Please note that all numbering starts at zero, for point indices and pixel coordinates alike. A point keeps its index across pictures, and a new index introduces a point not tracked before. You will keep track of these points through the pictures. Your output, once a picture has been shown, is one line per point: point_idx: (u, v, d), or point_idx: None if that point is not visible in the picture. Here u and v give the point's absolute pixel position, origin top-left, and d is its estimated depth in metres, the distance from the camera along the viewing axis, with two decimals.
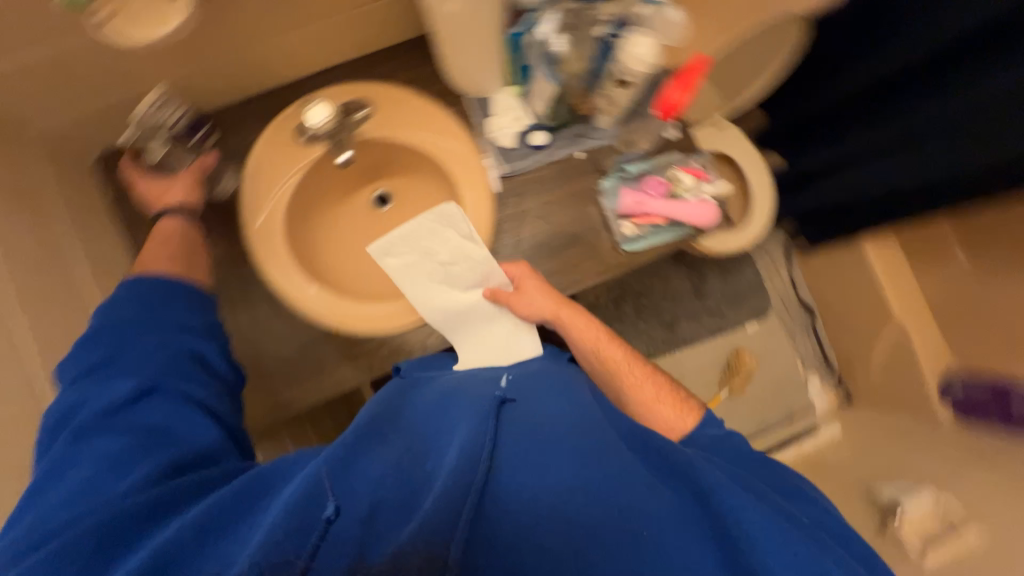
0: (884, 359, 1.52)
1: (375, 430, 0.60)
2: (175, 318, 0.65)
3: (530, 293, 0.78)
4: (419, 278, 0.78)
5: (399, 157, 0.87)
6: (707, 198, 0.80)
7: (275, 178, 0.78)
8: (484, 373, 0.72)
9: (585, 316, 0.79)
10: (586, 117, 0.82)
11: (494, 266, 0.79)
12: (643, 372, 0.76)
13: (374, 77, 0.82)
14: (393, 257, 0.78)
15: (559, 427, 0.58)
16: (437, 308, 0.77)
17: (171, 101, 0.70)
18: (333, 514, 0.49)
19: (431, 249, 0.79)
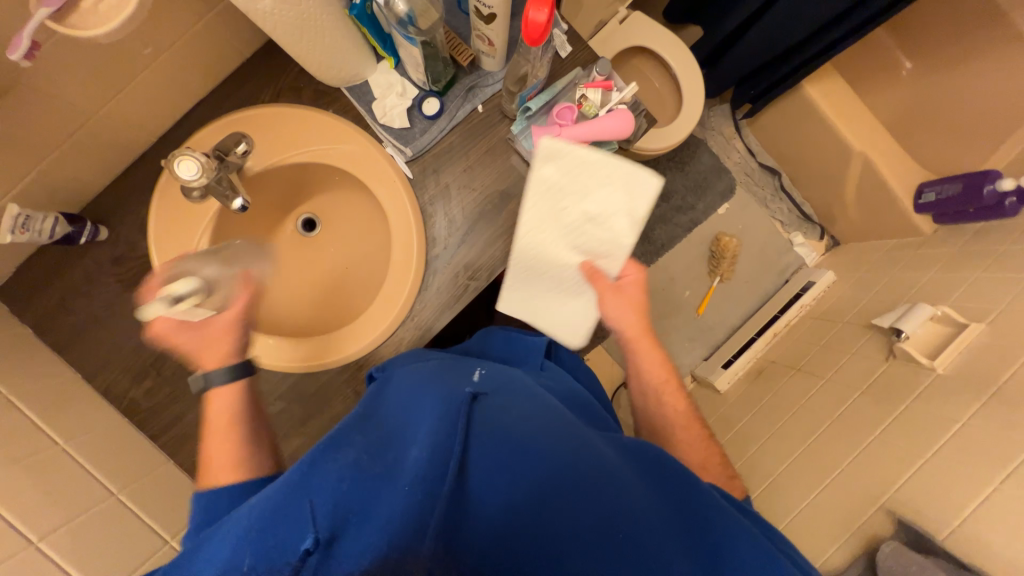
0: (856, 192, 1.50)
1: (343, 432, 0.57)
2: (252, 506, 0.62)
3: (626, 300, 0.78)
4: (555, 205, 0.70)
5: (303, 178, 0.81)
6: (617, 108, 0.73)
7: (184, 245, 0.74)
8: (447, 365, 0.71)
9: (658, 356, 0.84)
10: (472, 65, 0.76)
11: (619, 258, 0.73)
12: (695, 432, 0.81)
13: (240, 102, 0.75)
14: (550, 165, 0.68)
15: (534, 425, 0.59)
16: (536, 249, 0.72)
17: (35, 216, 0.64)
18: (312, 547, 0.46)
19: (586, 187, 0.70)
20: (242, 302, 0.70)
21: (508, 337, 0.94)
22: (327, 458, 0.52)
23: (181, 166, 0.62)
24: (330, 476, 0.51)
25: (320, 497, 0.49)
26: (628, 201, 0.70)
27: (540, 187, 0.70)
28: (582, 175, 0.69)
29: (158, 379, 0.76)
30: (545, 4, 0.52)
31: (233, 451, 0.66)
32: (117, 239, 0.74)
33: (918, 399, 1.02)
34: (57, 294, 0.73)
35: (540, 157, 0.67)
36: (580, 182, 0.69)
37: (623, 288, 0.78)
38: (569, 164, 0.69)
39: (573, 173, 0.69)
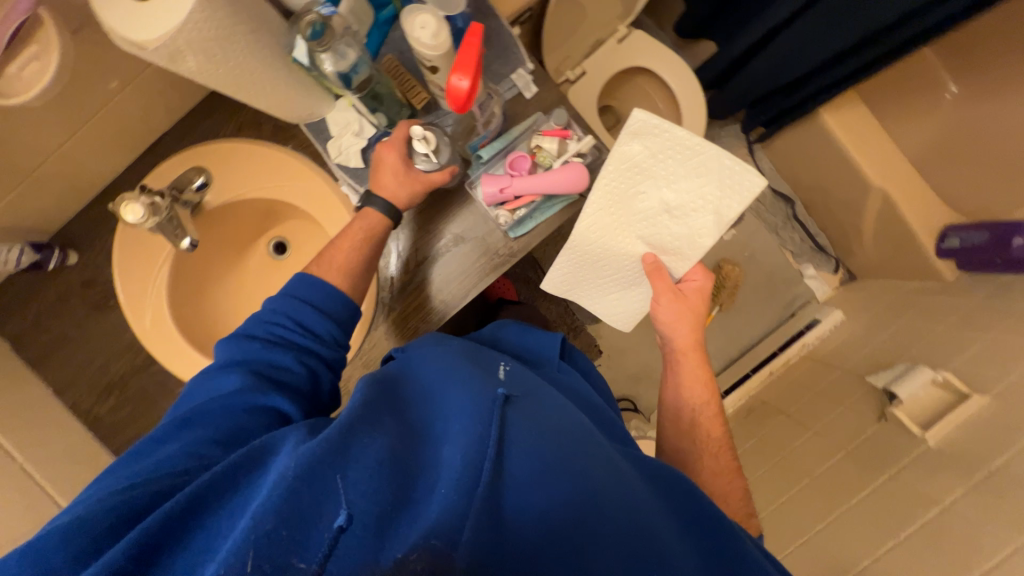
0: (874, 228, 1.39)
1: (372, 408, 0.47)
2: (313, 319, 0.63)
3: (684, 307, 0.75)
4: (632, 187, 0.71)
5: (265, 207, 0.82)
6: (573, 160, 0.70)
7: (143, 275, 0.76)
8: (469, 354, 0.64)
9: (706, 374, 0.76)
10: (429, 108, 0.74)
11: (691, 258, 0.73)
12: (725, 463, 0.71)
13: (203, 136, 0.78)
14: (637, 145, 0.70)
15: (574, 432, 0.52)
16: (597, 227, 0.72)
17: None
18: (346, 524, 0.37)
19: (669, 176, 0.71)
20: (442, 175, 0.70)
21: (522, 333, 0.88)
22: (359, 436, 0.43)
23: (127, 210, 0.65)
24: (363, 454, 0.42)
25: (354, 475, 0.40)
26: (717, 198, 0.70)
27: (622, 166, 0.71)
28: (670, 161, 0.70)
29: (123, 397, 0.80)
30: (466, 72, 0.50)
31: (348, 259, 0.67)
32: (86, 265, 0.78)
33: (901, 472, 0.95)
34: (32, 315, 0.78)
35: (626, 134, 0.70)
36: (665, 167, 0.70)
37: (682, 292, 0.75)
38: (659, 148, 0.70)
39: (660, 156, 0.70)
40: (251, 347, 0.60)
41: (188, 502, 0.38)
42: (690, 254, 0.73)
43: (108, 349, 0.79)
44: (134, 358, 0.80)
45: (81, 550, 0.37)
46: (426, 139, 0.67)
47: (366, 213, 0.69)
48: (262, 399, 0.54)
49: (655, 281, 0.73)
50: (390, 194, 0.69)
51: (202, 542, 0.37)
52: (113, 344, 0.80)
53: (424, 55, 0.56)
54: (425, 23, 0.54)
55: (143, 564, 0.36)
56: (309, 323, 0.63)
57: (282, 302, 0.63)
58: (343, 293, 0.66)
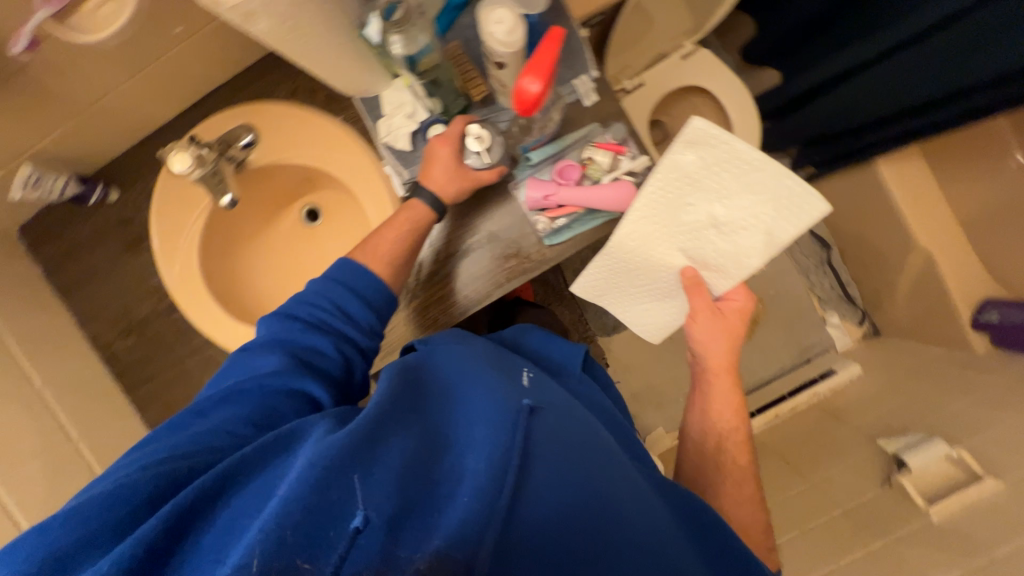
0: (910, 287, 1.35)
1: (396, 406, 0.48)
2: (351, 304, 0.64)
3: (721, 327, 0.73)
4: (680, 198, 0.67)
5: (305, 174, 0.82)
6: (624, 179, 0.69)
7: (180, 224, 0.77)
8: (495, 357, 0.64)
9: (735, 398, 0.75)
10: (485, 100, 0.73)
11: (733, 276, 0.70)
12: (748, 492, 0.70)
13: (255, 95, 0.77)
14: (691, 155, 0.65)
15: (596, 453, 0.51)
16: (638, 240, 0.69)
17: (48, 174, 0.69)
18: (363, 526, 0.37)
19: (722, 189, 0.66)
20: (494, 173, 0.69)
21: (546, 339, 0.88)
22: (381, 436, 0.43)
23: (175, 158, 0.65)
24: (384, 456, 0.42)
25: (373, 475, 0.40)
26: (772, 217, 0.66)
27: (672, 173, 0.66)
28: (724, 174, 0.65)
29: (142, 339, 0.82)
30: (540, 76, 0.49)
31: (390, 247, 0.67)
32: (124, 206, 0.79)
33: (897, 542, 0.93)
34: (66, 245, 0.80)
35: (680, 142, 0.64)
36: (719, 180, 0.66)
37: (721, 312, 0.73)
38: (714, 157, 0.65)
39: (714, 167, 0.65)
40: (291, 327, 0.60)
41: (219, 481, 0.40)
42: (733, 272, 0.70)
43: (134, 290, 0.81)
44: (158, 302, 0.81)
45: (121, 517, 0.39)
46: (481, 138, 0.67)
47: (412, 204, 0.69)
48: (297, 382, 0.56)
49: (693, 299, 0.71)
50: (437, 187, 0.68)
51: (230, 524, 0.38)
52: (138, 286, 0.81)
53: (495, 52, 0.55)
54: (501, 19, 0.52)
55: (175, 541, 0.37)
56: (349, 310, 0.63)
57: (325, 285, 0.63)
58: (384, 283, 0.67)
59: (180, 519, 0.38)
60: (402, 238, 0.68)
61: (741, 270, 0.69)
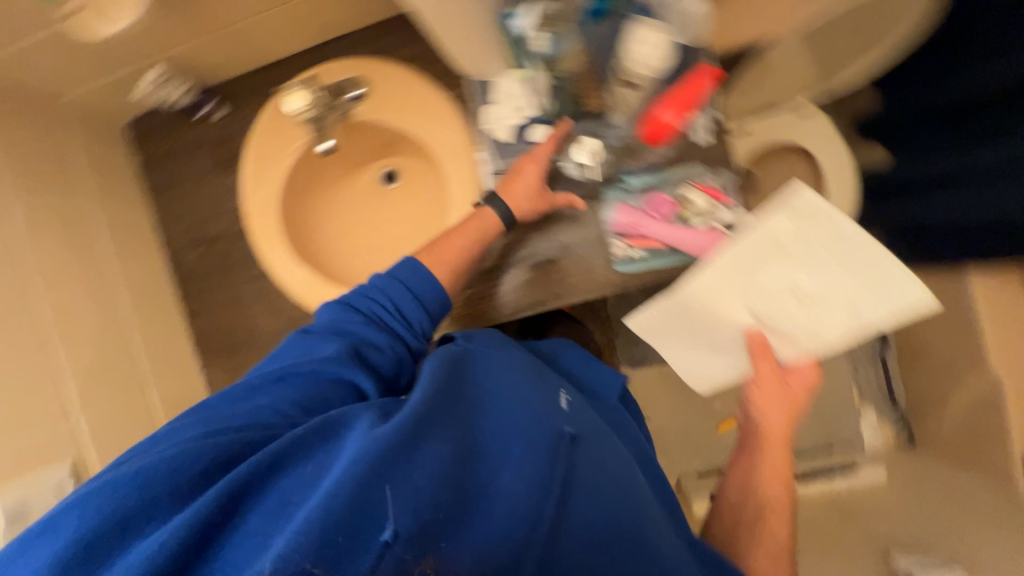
0: (963, 411, 1.26)
1: (434, 414, 0.49)
2: (407, 305, 0.64)
3: (782, 394, 0.70)
4: (763, 265, 0.63)
5: (397, 139, 0.83)
6: (718, 229, 0.67)
7: (270, 157, 0.79)
8: (537, 370, 0.63)
9: (785, 468, 0.71)
10: (598, 113, 0.71)
11: (806, 346, 0.67)
12: (780, 573, 0.65)
13: (372, 53, 0.79)
14: (787, 225, 0.60)
15: (614, 503, 0.53)
16: (711, 299, 0.66)
17: (174, 79, 0.74)
18: (391, 541, 0.39)
19: (813, 259, 0.61)
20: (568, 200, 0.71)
21: (587, 360, 0.87)
22: (420, 446, 0.45)
23: (294, 96, 0.68)
24: (419, 471, 0.44)
25: (405, 490, 0.42)
26: (864, 301, 0.60)
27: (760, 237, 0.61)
28: (820, 246, 0.60)
29: (207, 254, 0.85)
30: (677, 109, 0.66)
31: (456, 252, 0.68)
32: (225, 126, 0.83)
33: None
34: (165, 148, 0.84)
35: (775, 210, 0.60)
36: (812, 251, 0.60)
37: (787, 380, 0.70)
38: (813, 226, 0.59)
39: (809, 238, 0.60)
40: (349, 319, 0.61)
41: (267, 465, 0.43)
42: (809, 342, 0.66)
43: (213, 207, 0.84)
44: (230, 224, 0.84)
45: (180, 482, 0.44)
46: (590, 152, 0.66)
47: (484, 214, 0.69)
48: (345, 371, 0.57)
49: (757, 359, 0.68)
50: (514, 204, 0.69)
51: (278, 507, 0.42)
52: (217, 203, 0.84)
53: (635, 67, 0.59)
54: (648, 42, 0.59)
55: (228, 514, 0.41)
56: (408, 310, 0.64)
57: (386, 283, 0.64)
58: (441, 288, 0.66)
59: (232, 496, 0.41)
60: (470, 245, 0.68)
61: (811, 340, 0.66)
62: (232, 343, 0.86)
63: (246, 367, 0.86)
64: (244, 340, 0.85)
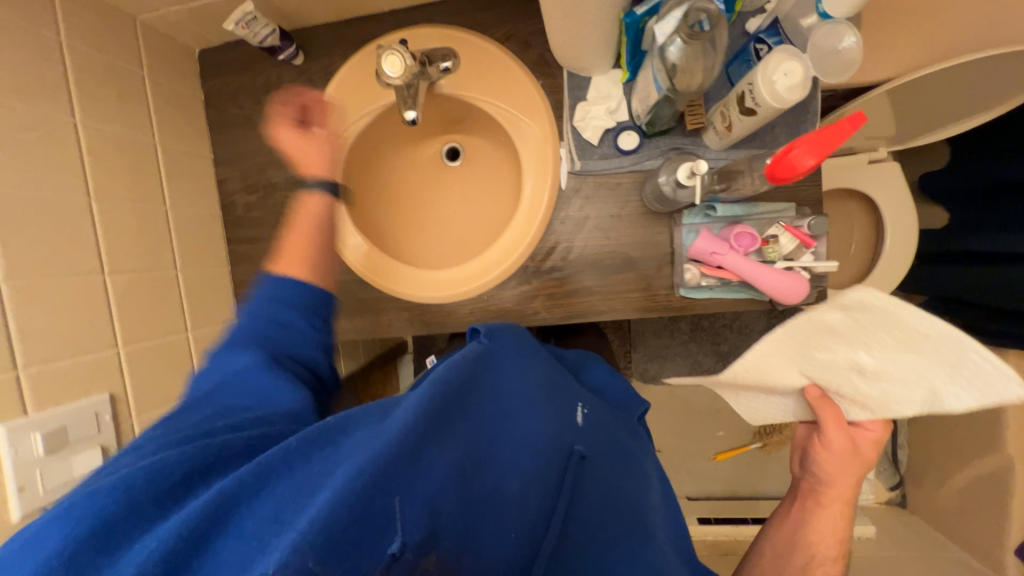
0: (966, 485, 1.27)
1: (447, 411, 0.46)
2: (285, 313, 0.60)
3: (853, 460, 0.63)
4: (809, 339, 0.51)
5: (475, 118, 0.79)
6: (798, 272, 0.64)
7: (348, 115, 0.75)
8: (549, 389, 0.64)
9: (842, 533, 0.64)
10: (693, 131, 0.68)
11: (880, 411, 0.55)
12: None
13: (469, 24, 0.74)
14: (839, 316, 0.46)
15: (618, 520, 0.52)
16: (759, 369, 0.55)
17: (261, 20, 0.69)
18: (400, 553, 0.33)
19: (874, 339, 0.47)
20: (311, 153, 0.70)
21: (612, 378, 0.87)
22: (430, 445, 0.41)
23: (388, 61, 0.64)
24: (430, 468, 0.40)
25: (412, 493, 0.37)
26: (945, 384, 0.45)
27: (796, 327, 0.49)
28: (878, 330, 0.46)
29: (263, 202, 0.82)
30: (818, 151, 0.45)
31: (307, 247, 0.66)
32: (301, 74, 0.79)
33: None
34: (235, 85, 0.80)
35: (830, 304, 0.45)
36: (872, 334, 0.47)
37: (855, 442, 0.62)
38: (867, 314, 0.45)
39: (862, 322, 0.46)
40: (250, 329, 0.59)
41: (256, 474, 0.38)
42: (878, 407, 0.55)
43: (275, 155, 0.81)
44: (291, 176, 0.82)
45: (151, 495, 0.38)
46: (692, 173, 0.62)
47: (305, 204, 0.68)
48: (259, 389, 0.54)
49: (822, 416, 0.59)
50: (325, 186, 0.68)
51: (267, 509, 0.35)
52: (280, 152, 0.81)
53: (764, 102, 0.52)
54: (791, 71, 0.49)
55: (210, 522, 0.34)
56: (280, 321, 0.60)
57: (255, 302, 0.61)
58: (308, 283, 0.63)
59: (216, 504, 0.35)
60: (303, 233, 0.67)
61: (892, 407, 0.53)
62: None
63: None
64: None
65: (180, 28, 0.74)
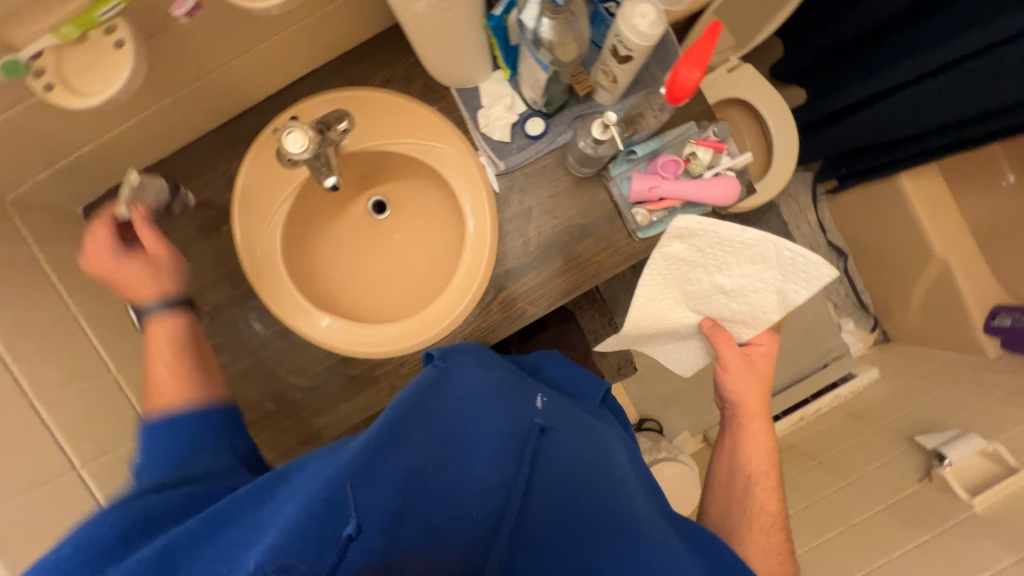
0: (924, 295, 1.44)
1: (406, 424, 0.52)
2: (211, 440, 0.58)
3: (751, 372, 0.75)
4: (683, 275, 0.68)
5: (389, 164, 0.81)
6: (724, 173, 0.71)
7: (268, 208, 0.74)
8: (511, 381, 0.70)
9: (767, 445, 0.76)
10: (585, 96, 0.74)
11: (759, 326, 0.72)
12: (776, 543, 0.70)
13: (348, 81, 0.76)
14: (680, 244, 0.65)
15: (585, 477, 0.57)
16: (653, 312, 0.70)
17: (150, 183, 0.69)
18: (355, 533, 0.41)
19: (723, 262, 0.66)
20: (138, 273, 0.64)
21: (571, 367, 0.89)
22: (387, 454, 0.48)
23: (289, 139, 0.63)
24: (389, 473, 0.47)
25: (370, 495, 0.44)
26: (777, 279, 0.66)
27: (661, 263, 0.66)
28: (719, 250, 0.65)
29: (213, 329, 0.78)
30: (698, 64, 0.51)
31: (182, 375, 0.63)
32: (203, 189, 0.76)
33: (947, 531, 0.97)
34: None
35: (669, 238, 0.64)
36: (718, 255, 0.66)
37: (749, 358, 0.75)
38: (700, 239, 0.64)
39: (706, 248, 0.65)
40: (158, 450, 0.55)
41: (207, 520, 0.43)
42: (754, 321, 0.71)
43: (207, 277, 0.77)
44: (231, 291, 0.78)
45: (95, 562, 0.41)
46: (605, 126, 0.67)
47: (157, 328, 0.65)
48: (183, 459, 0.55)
49: (719, 344, 0.73)
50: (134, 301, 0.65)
51: (225, 547, 0.41)
52: (211, 272, 0.77)
53: (632, 45, 0.58)
54: (646, 12, 0.55)
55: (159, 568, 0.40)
56: (210, 446, 0.57)
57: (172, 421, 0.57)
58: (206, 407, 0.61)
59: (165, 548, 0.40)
60: (173, 355, 0.64)
61: (761, 322, 0.71)
62: (263, 416, 0.79)
63: (283, 437, 0.80)
64: (277, 409, 0.79)
65: (53, 194, 0.69)
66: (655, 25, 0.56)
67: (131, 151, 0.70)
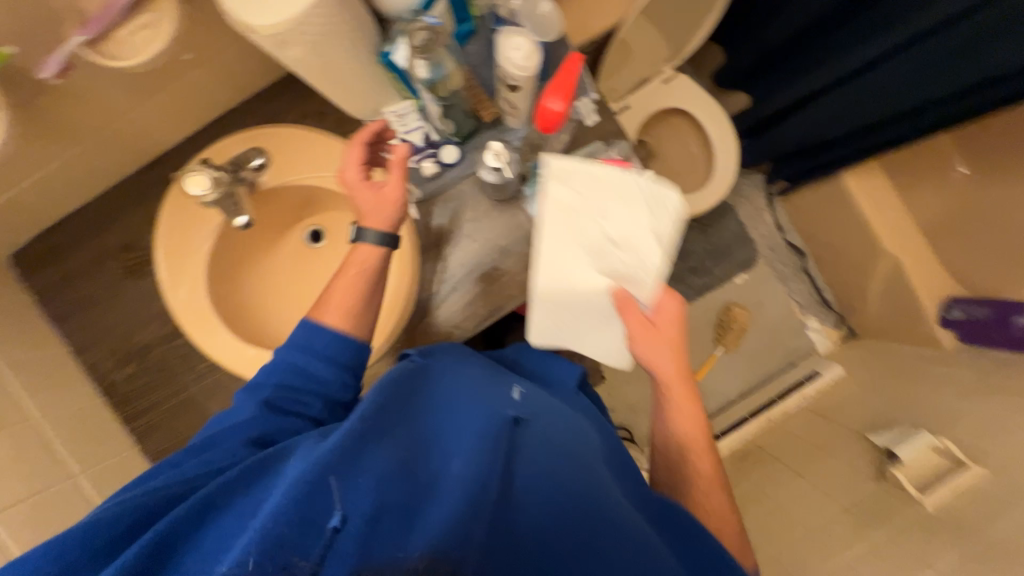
0: (881, 290, 1.45)
1: (385, 419, 0.50)
2: (313, 366, 0.63)
3: (654, 335, 0.68)
4: (575, 225, 0.67)
5: (312, 196, 0.83)
6: None
7: (189, 245, 0.76)
8: (488, 378, 0.67)
9: (695, 409, 0.71)
10: (495, 121, 0.77)
11: (656, 284, 0.67)
12: (717, 507, 0.67)
13: (264, 119, 0.79)
14: (562, 189, 0.66)
15: (569, 473, 0.53)
16: (558, 274, 0.68)
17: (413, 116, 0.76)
18: (341, 526, 0.40)
19: (604, 207, 0.67)
20: (370, 197, 0.67)
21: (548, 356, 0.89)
22: (368, 446, 0.46)
23: (192, 180, 0.65)
24: (368, 464, 0.45)
25: (354, 486, 0.43)
26: (653, 220, 0.66)
27: (554, 212, 0.67)
28: (600, 194, 0.66)
29: (144, 364, 0.80)
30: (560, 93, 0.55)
31: (350, 303, 0.66)
32: (128, 230, 0.79)
33: (897, 532, 0.96)
34: (64, 270, 0.78)
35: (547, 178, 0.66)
36: (601, 201, 0.66)
37: (653, 322, 0.68)
38: (580, 182, 0.67)
39: (588, 194, 0.66)
40: (279, 369, 0.63)
41: (200, 506, 0.42)
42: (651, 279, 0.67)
43: (138, 314, 0.79)
44: (163, 326, 0.80)
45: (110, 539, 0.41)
46: (499, 154, 0.69)
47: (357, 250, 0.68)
48: (274, 408, 0.60)
49: (622, 310, 0.67)
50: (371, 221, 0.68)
51: (214, 539, 0.41)
52: (142, 310, 0.80)
53: (511, 76, 0.60)
54: (519, 45, 0.58)
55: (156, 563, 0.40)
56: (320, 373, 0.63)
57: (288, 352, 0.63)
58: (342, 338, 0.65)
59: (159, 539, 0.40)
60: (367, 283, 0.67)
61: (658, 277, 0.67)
62: None
63: None
64: None
65: None
66: (531, 55, 0.58)
67: (53, 198, 0.73)
